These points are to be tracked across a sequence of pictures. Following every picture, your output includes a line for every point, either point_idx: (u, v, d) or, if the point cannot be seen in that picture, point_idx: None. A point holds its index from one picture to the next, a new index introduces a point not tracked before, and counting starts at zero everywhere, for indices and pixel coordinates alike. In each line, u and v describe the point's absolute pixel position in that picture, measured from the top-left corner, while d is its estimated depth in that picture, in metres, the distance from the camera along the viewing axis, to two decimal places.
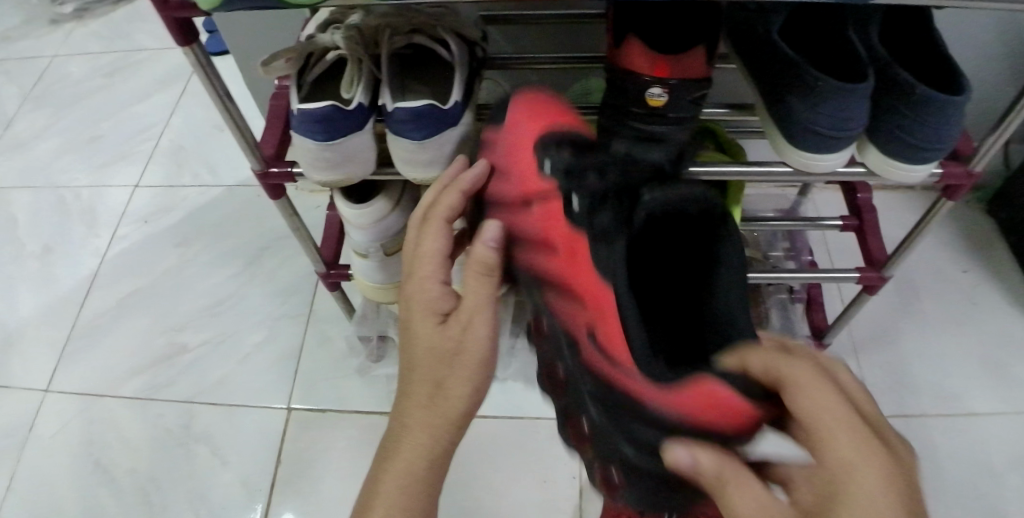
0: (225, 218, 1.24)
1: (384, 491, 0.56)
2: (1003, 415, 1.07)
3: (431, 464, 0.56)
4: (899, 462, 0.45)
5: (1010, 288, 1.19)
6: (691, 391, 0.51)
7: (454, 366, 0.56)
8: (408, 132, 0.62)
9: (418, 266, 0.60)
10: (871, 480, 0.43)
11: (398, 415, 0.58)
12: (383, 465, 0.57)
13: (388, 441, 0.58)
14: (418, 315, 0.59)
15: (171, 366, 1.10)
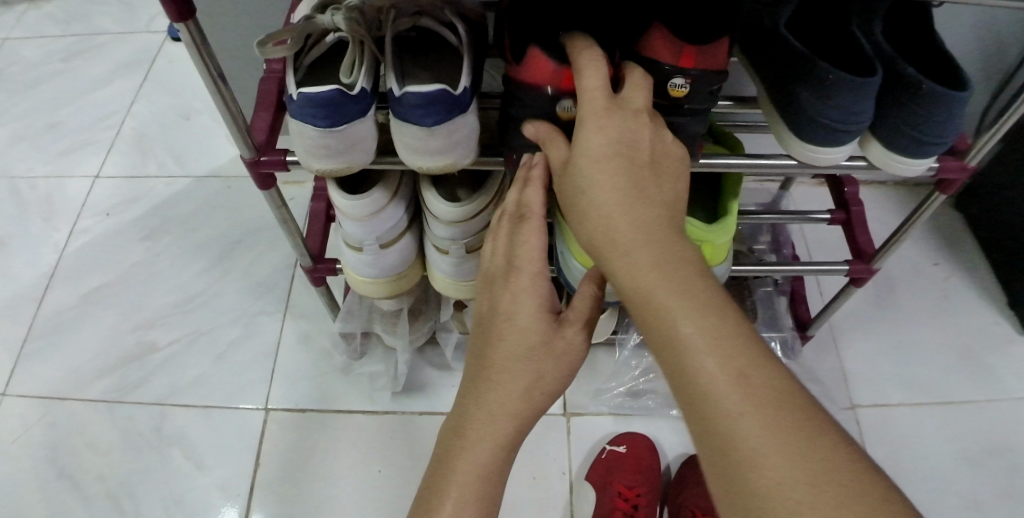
0: (195, 210, 1.19)
1: (459, 473, 0.55)
2: (976, 404, 1.11)
3: (506, 451, 0.57)
4: (628, 120, 0.55)
5: (979, 281, 1.23)
6: (529, 61, 0.60)
7: (547, 362, 0.56)
8: (419, 118, 0.60)
9: (523, 263, 0.57)
10: (595, 128, 0.54)
11: (476, 401, 0.57)
12: (458, 447, 0.56)
13: (465, 424, 0.57)
14: (523, 312, 0.56)
15: (141, 366, 1.05)
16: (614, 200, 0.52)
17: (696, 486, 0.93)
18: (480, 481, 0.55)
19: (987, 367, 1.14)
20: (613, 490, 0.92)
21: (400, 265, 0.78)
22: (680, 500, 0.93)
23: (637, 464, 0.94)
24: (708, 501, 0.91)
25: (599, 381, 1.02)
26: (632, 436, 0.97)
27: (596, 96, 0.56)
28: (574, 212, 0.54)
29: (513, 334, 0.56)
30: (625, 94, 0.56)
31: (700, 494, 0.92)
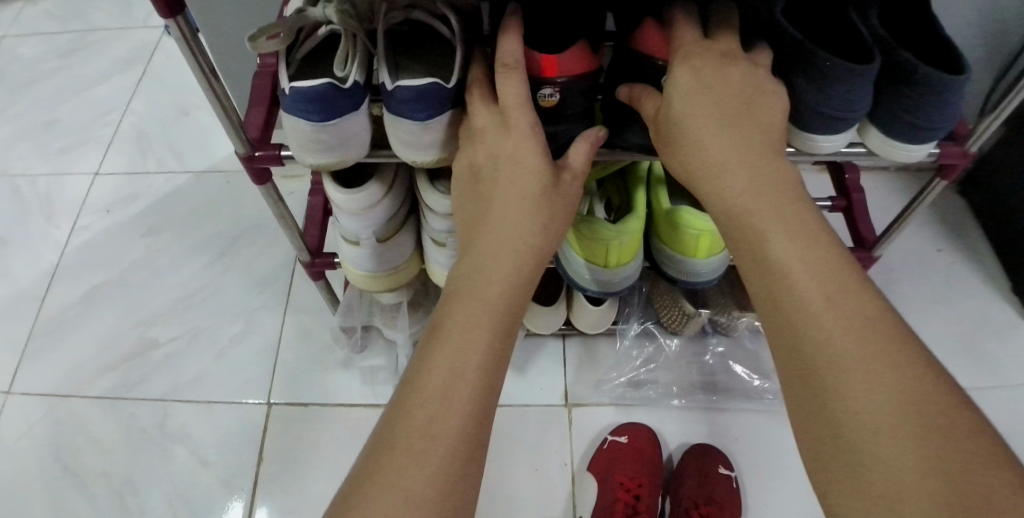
0: (195, 206, 1.19)
1: (483, 302, 0.54)
2: (979, 392, 1.10)
3: (523, 283, 0.57)
4: (722, 63, 0.59)
5: (983, 267, 1.22)
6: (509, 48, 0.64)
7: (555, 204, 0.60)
8: (412, 112, 0.60)
9: (517, 115, 0.60)
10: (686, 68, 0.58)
11: (494, 239, 0.57)
12: (478, 282, 0.55)
13: (483, 261, 0.56)
14: (528, 158, 0.60)
15: (143, 363, 1.05)
16: (705, 127, 0.56)
17: (698, 477, 0.93)
18: (505, 306, 0.55)
19: (991, 354, 1.13)
20: (614, 481, 0.92)
21: (398, 259, 0.78)
22: (681, 491, 0.93)
23: (638, 456, 0.94)
24: (710, 491, 0.91)
25: (599, 372, 1.02)
26: (633, 428, 0.96)
27: (688, 44, 0.60)
28: (673, 143, 0.58)
29: (526, 177, 0.59)
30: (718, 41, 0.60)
31: (702, 485, 0.92)
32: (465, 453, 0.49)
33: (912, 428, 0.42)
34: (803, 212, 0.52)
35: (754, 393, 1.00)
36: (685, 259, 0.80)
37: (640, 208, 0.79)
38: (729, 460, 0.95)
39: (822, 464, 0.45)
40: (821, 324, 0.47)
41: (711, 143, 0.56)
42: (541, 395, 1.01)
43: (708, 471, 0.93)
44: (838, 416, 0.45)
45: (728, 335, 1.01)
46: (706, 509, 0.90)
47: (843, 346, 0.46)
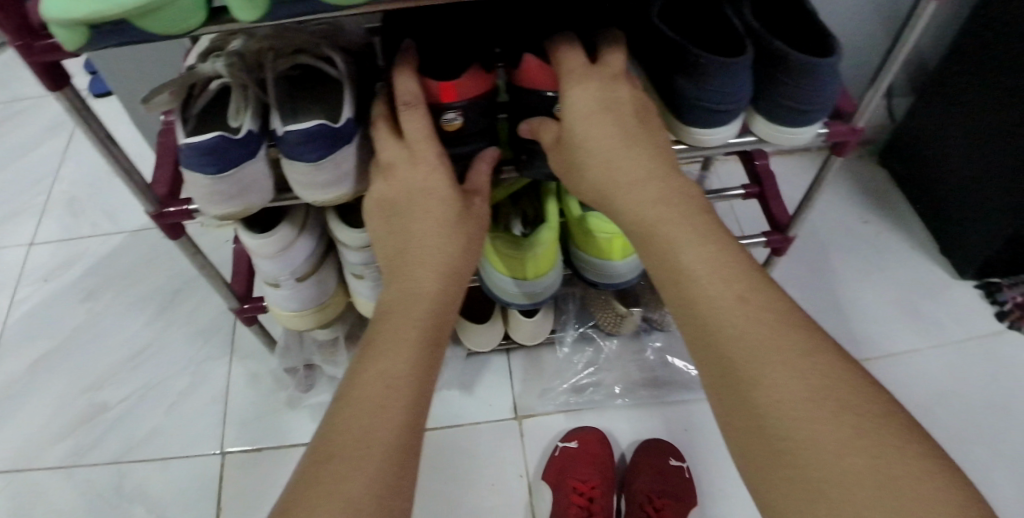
0: (133, 264, 1.19)
1: (404, 331, 0.56)
2: (920, 353, 1.13)
3: (441, 308, 0.59)
4: (607, 84, 0.61)
5: (908, 233, 1.26)
6: None
7: (468, 229, 0.62)
8: (303, 153, 0.61)
9: (422, 149, 0.61)
10: (576, 95, 0.60)
11: (414, 268, 0.59)
12: (399, 310, 0.57)
13: (401, 291, 0.58)
14: (439, 186, 0.61)
15: (93, 426, 1.04)
16: (601, 147, 0.59)
17: (650, 472, 0.94)
18: (427, 333, 0.57)
19: (927, 315, 1.16)
20: (568, 486, 0.93)
21: (322, 297, 0.79)
22: (635, 487, 0.94)
23: (589, 459, 0.95)
24: (662, 484, 0.93)
25: (545, 381, 1.05)
26: (583, 431, 0.98)
27: (576, 68, 0.61)
28: (574, 165, 0.61)
29: (438, 206, 0.61)
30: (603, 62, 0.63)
31: (654, 479, 0.94)
32: (402, 460, 0.50)
33: (830, 410, 0.46)
34: (707, 217, 0.55)
35: (695, 382, 1.03)
36: (605, 263, 0.82)
37: (553, 219, 0.80)
38: (680, 451, 0.97)
39: (755, 453, 0.47)
40: (744, 332, 0.49)
41: (614, 161, 0.58)
42: (491, 410, 1.03)
43: (659, 465, 0.95)
44: (761, 406, 0.47)
45: (666, 329, 1.04)
46: (660, 501, 0.92)
47: (762, 344, 0.49)
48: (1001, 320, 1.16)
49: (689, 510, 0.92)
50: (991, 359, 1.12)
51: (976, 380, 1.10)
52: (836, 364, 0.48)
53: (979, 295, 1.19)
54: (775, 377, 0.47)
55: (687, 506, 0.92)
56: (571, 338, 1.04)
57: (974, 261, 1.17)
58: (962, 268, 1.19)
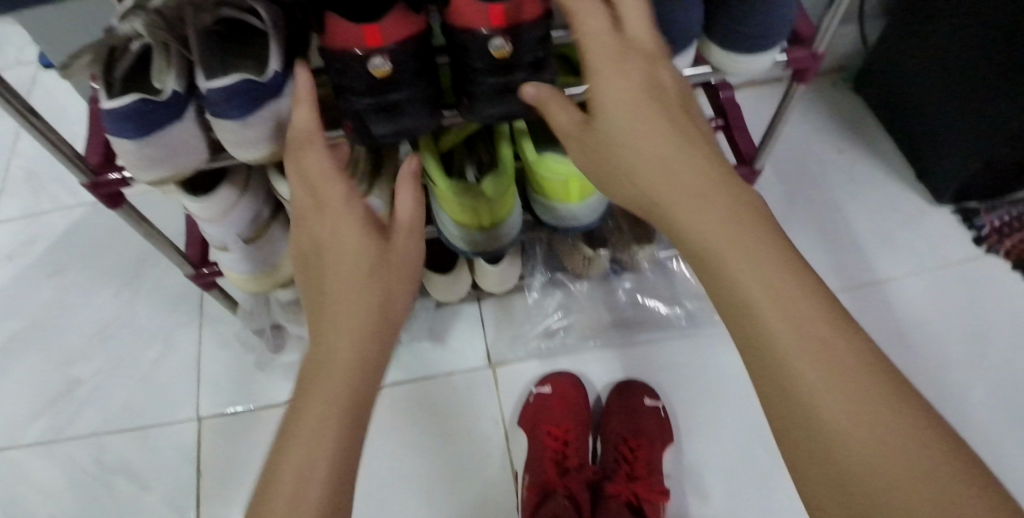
0: (97, 238, 1.17)
1: (329, 360, 0.52)
2: (895, 281, 1.12)
3: (375, 330, 0.53)
4: (647, 67, 0.55)
5: (884, 158, 1.23)
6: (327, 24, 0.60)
7: (390, 235, 0.57)
8: (227, 112, 0.59)
9: (307, 164, 0.57)
10: (613, 80, 0.54)
11: (328, 290, 0.54)
12: (320, 336, 0.53)
13: (320, 319, 0.53)
14: (331, 202, 0.56)
15: (71, 403, 1.03)
16: (644, 120, 0.53)
17: (624, 412, 0.95)
18: (356, 361, 0.52)
19: (901, 242, 1.15)
20: (542, 431, 0.94)
21: (275, 256, 0.78)
22: (610, 428, 0.96)
23: (563, 404, 0.96)
24: (637, 423, 0.94)
25: (517, 326, 1.04)
26: (557, 376, 0.98)
27: (603, 43, 0.55)
28: (606, 152, 0.55)
29: (339, 218, 0.56)
30: (631, 31, 0.56)
31: (629, 419, 0.95)
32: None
33: (887, 424, 0.42)
34: (744, 200, 0.49)
35: (667, 321, 1.03)
36: (563, 206, 0.80)
37: (504, 166, 0.78)
38: (654, 390, 0.98)
39: (805, 466, 0.44)
40: (790, 331, 0.45)
41: (659, 144, 0.52)
42: (464, 359, 1.03)
43: (633, 405, 0.96)
44: (815, 417, 0.43)
45: (636, 269, 1.03)
46: (634, 441, 0.93)
47: (814, 347, 0.44)
48: (978, 245, 1.14)
49: (663, 448, 0.94)
50: (965, 284, 1.11)
51: (952, 306, 1.10)
52: (876, 366, 0.44)
53: (957, 221, 1.17)
54: (834, 394, 0.43)
55: (662, 444, 0.94)
56: (540, 284, 1.04)
57: (950, 185, 1.14)
58: (940, 193, 1.17)
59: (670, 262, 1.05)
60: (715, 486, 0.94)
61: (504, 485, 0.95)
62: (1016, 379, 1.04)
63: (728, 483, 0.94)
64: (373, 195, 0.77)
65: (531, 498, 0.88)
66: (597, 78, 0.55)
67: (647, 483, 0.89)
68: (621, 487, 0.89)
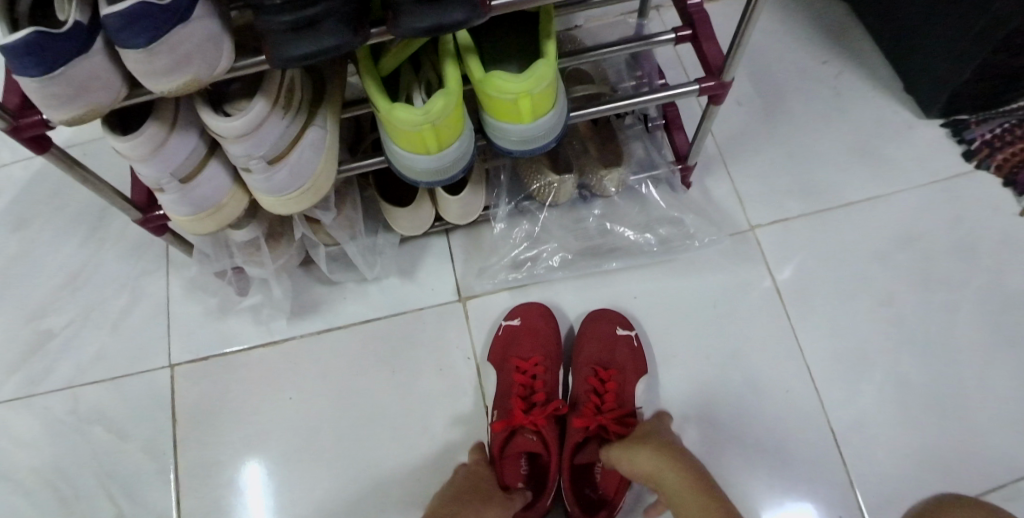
0: (57, 189, 1.13)
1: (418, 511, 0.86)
2: (879, 199, 1.08)
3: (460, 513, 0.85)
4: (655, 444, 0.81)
5: (869, 69, 1.17)
6: None
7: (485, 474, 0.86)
8: (130, 39, 0.56)
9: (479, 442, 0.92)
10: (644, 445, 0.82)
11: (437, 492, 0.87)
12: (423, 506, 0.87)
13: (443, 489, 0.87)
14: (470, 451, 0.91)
15: (43, 356, 1.03)
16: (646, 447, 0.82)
17: (595, 343, 0.97)
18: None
19: (886, 158, 1.10)
20: (511, 365, 0.95)
21: (216, 196, 0.75)
22: (581, 359, 0.97)
23: (532, 334, 0.97)
24: (608, 355, 0.96)
25: (484, 257, 1.04)
26: (526, 307, 0.99)
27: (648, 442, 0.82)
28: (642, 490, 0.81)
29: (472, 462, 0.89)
30: (649, 445, 0.82)
31: (600, 349, 0.97)
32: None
33: None
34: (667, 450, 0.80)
35: (634, 247, 1.02)
36: (517, 127, 0.76)
37: (451, 85, 0.73)
38: (627, 320, 0.99)
39: None
40: None
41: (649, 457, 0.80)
42: (433, 294, 1.03)
43: (604, 336, 0.97)
44: None
45: (605, 196, 1.00)
46: (605, 372, 0.94)
47: None
48: (968, 160, 1.09)
49: (634, 379, 0.95)
50: (952, 201, 1.07)
51: (937, 223, 1.06)
52: None
53: (946, 135, 1.11)
54: None
55: (633, 374, 0.96)
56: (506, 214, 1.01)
57: (940, 97, 1.08)
58: (929, 106, 1.11)
59: (639, 186, 1.02)
60: (686, 414, 0.97)
61: (475, 421, 0.96)
62: (1001, 298, 1.01)
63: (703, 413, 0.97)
64: (313, 126, 0.74)
65: (498, 435, 0.89)
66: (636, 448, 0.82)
67: (615, 414, 0.89)
68: (588, 421, 0.88)
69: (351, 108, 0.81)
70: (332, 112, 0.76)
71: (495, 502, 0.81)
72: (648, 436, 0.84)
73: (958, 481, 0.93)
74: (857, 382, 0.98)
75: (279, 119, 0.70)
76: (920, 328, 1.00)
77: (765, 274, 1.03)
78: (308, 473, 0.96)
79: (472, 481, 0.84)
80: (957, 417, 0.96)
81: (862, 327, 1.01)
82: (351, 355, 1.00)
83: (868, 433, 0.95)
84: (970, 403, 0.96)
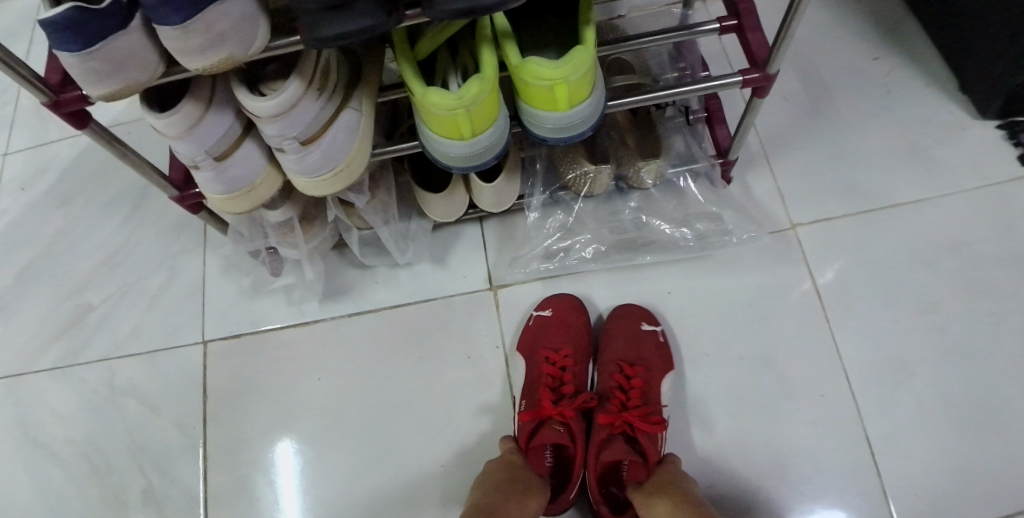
0: (102, 167, 1.15)
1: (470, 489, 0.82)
2: (929, 202, 1.03)
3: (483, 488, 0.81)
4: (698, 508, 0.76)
5: (925, 66, 1.12)
6: None
7: (518, 469, 0.83)
8: (166, 17, 0.56)
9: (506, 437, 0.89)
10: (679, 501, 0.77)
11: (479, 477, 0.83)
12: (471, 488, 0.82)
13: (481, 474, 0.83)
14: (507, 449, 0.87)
15: (82, 329, 1.05)
16: (681, 498, 0.77)
17: (623, 339, 0.95)
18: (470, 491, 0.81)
19: (939, 159, 1.05)
20: (540, 357, 0.94)
21: (250, 175, 0.75)
22: (608, 356, 0.95)
23: (563, 326, 0.96)
24: (636, 352, 0.94)
25: (516, 248, 1.03)
26: (556, 299, 0.98)
27: (686, 500, 0.77)
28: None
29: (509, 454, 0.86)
30: (688, 499, 0.77)
31: (627, 347, 0.95)
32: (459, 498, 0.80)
33: None
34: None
35: (669, 242, 1.00)
36: (552, 115, 0.75)
37: (486, 70, 0.71)
38: (655, 317, 0.98)
39: None
40: None
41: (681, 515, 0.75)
42: (463, 282, 1.02)
43: (632, 332, 0.95)
44: None
45: (642, 189, 0.98)
46: (631, 369, 0.92)
47: None
48: None
49: (661, 377, 0.93)
50: (1007, 207, 1.02)
51: (991, 230, 1.01)
52: None
53: (1002, 137, 1.06)
54: None
55: (660, 373, 0.93)
56: (540, 204, 1.00)
57: (997, 96, 1.03)
58: (985, 107, 1.06)
59: (678, 179, 0.99)
60: (716, 415, 0.95)
61: (500, 412, 0.96)
62: None
63: (735, 414, 0.94)
64: (349, 108, 0.73)
65: (523, 425, 0.87)
66: (672, 495, 0.78)
67: (642, 411, 0.87)
68: (615, 417, 0.86)
69: (387, 92, 0.80)
70: (368, 95, 0.75)
71: (535, 494, 0.81)
72: (668, 484, 0.80)
73: (1000, 500, 0.89)
74: (896, 391, 0.94)
75: (313, 100, 0.69)
76: (967, 338, 0.96)
77: (804, 275, 1.00)
78: (332, 456, 0.96)
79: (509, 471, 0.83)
80: (1002, 433, 0.92)
81: (904, 334, 0.97)
82: (380, 341, 1.00)
83: (908, 445, 0.92)
84: (1018, 418, 0.92)
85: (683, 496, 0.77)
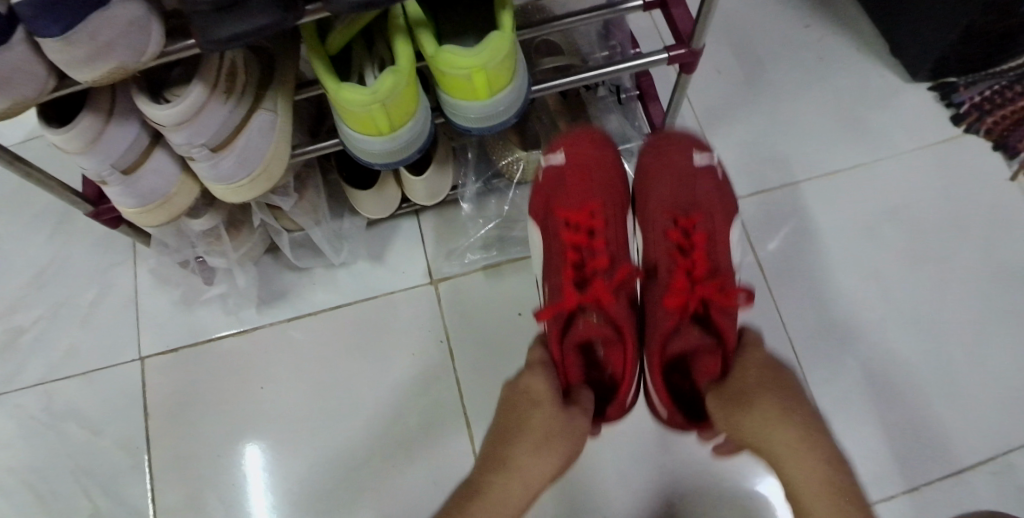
0: (23, 183, 1.10)
1: (492, 443, 0.73)
2: (865, 168, 1.04)
3: (511, 433, 0.72)
4: (793, 417, 0.67)
5: (855, 32, 1.12)
6: None
7: (538, 406, 0.73)
8: (44, 27, 0.53)
9: (532, 358, 0.78)
10: (768, 408, 0.68)
11: (502, 424, 0.74)
12: (496, 440, 0.72)
13: (507, 419, 0.73)
14: (529, 377, 0.76)
15: (14, 354, 1.01)
16: (768, 404, 0.68)
17: (668, 185, 0.90)
18: (495, 444, 0.72)
19: (873, 125, 1.06)
20: (560, 220, 0.88)
21: (164, 186, 0.73)
22: (652, 206, 0.90)
23: (585, 176, 0.89)
24: (684, 199, 0.89)
25: (454, 240, 1.02)
26: (570, 139, 0.91)
27: (768, 405, 0.68)
28: (743, 437, 0.68)
29: (528, 382, 0.75)
30: (777, 402, 0.68)
31: (672, 193, 0.89)
32: (482, 461, 0.72)
33: None
34: (801, 429, 0.66)
35: None
36: (474, 105, 0.73)
37: (401, 62, 0.69)
38: (706, 145, 0.92)
39: None
40: None
41: (773, 425, 0.67)
42: (403, 279, 1.00)
43: (680, 172, 0.90)
44: None
45: None
46: (685, 222, 0.87)
47: None
48: (957, 124, 1.05)
49: (715, 229, 0.88)
50: (941, 169, 1.03)
51: (927, 194, 1.02)
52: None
53: (935, 99, 1.07)
54: None
55: (715, 225, 0.88)
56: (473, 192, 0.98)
57: (926, 58, 1.04)
58: (916, 69, 1.07)
59: None
60: None
61: (450, 407, 0.95)
62: (990, 267, 0.98)
63: None
64: (261, 109, 0.71)
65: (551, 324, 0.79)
66: (751, 398, 0.69)
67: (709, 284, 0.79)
68: (681, 296, 0.79)
69: (304, 90, 0.77)
70: (282, 95, 0.73)
71: (556, 439, 0.71)
72: (751, 387, 0.70)
73: (945, 458, 0.91)
74: (842, 358, 0.95)
75: (221, 104, 0.67)
76: (907, 301, 0.98)
77: (745, 249, 1.00)
78: (282, 466, 0.94)
79: (522, 414, 0.73)
80: (945, 391, 0.94)
81: (847, 300, 0.98)
82: (324, 342, 0.99)
83: (853, 410, 0.93)
84: (960, 376, 0.94)
85: (767, 399, 0.68)
